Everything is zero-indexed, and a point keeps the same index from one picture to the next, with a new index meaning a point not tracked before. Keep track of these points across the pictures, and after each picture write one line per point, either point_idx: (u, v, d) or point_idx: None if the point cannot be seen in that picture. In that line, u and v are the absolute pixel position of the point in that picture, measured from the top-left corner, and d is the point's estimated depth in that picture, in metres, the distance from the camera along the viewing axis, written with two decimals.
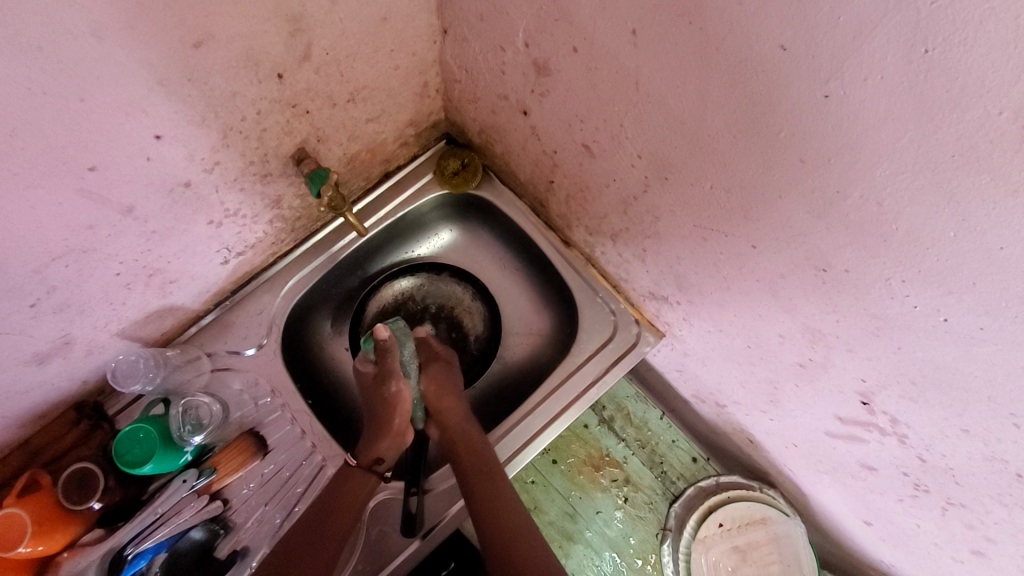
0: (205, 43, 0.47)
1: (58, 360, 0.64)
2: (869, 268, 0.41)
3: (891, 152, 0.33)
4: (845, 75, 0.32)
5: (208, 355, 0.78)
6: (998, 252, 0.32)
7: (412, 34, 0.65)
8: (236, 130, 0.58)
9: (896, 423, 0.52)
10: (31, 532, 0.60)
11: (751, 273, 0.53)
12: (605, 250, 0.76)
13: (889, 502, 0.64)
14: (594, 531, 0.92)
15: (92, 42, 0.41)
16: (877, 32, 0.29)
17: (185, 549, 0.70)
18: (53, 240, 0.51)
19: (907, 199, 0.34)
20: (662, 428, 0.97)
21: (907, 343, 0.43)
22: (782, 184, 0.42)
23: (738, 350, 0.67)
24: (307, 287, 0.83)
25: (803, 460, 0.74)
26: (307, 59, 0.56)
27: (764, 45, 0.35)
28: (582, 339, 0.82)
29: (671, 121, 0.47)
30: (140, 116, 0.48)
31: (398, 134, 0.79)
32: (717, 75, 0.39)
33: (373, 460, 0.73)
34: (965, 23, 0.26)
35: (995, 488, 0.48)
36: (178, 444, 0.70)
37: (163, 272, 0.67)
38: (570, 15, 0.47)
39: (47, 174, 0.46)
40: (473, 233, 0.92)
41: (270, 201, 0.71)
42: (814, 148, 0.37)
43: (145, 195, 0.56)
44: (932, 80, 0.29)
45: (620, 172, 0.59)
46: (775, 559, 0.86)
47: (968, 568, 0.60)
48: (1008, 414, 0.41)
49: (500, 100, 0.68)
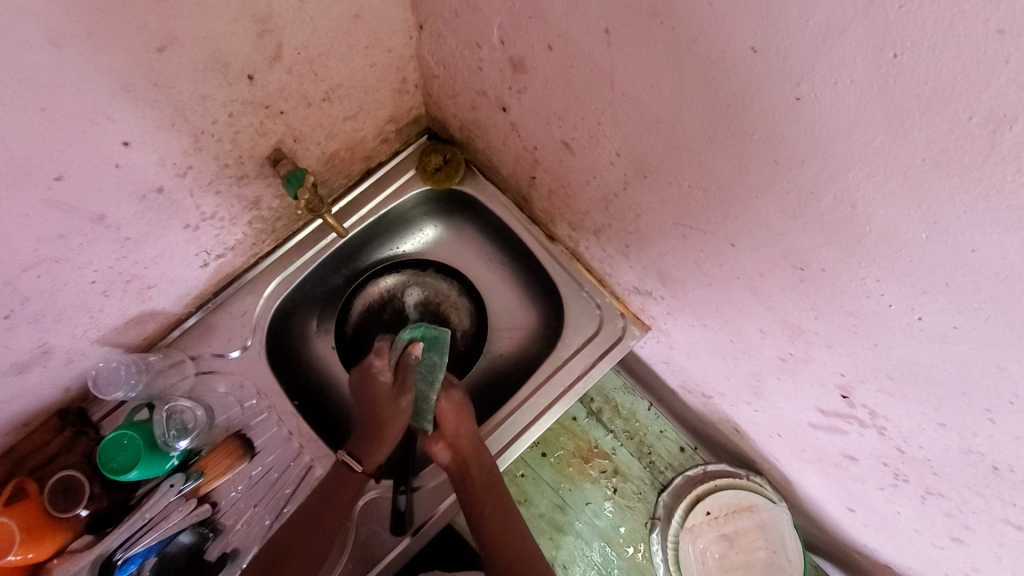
0: (169, 47, 0.46)
1: (37, 369, 0.63)
2: (845, 267, 0.40)
3: (863, 155, 0.33)
4: (816, 77, 0.32)
5: (192, 358, 0.78)
6: (970, 254, 0.32)
7: (387, 29, 0.63)
8: (207, 133, 0.56)
9: (875, 415, 0.52)
10: (20, 539, 0.61)
11: (732, 270, 0.53)
12: (589, 245, 0.76)
13: (871, 490, 0.65)
14: (584, 522, 0.93)
15: (48, 50, 0.39)
16: (846, 35, 0.29)
17: (175, 553, 0.70)
18: (23, 251, 0.50)
19: (879, 201, 0.34)
20: (650, 419, 0.97)
21: (883, 339, 0.43)
22: (758, 183, 0.41)
23: (722, 344, 0.67)
24: (292, 286, 0.83)
25: (787, 449, 0.75)
26: (278, 59, 0.55)
27: (735, 47, 0.34)
28: (567, 334, 0.81)
29: (646, 120, 0.46)
30: (105, 122, 0.47)
31: (378, 130, 0.78)
32: (691, 76, 0.39)
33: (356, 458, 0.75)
34: (933, 28, 0.25)
35: (972, 479, 0.49)
36: (163, 450, 0.70)
37: (141, 278, 0.66)
38: (543, 13, 0.46)
39: (12, 185, 0.45)
40: (457, 227, 0.91)
41: (248, 202, 0.70)
42: (789, 149, 0.37)
43: (116, 202, 0.55)
44: (901, 83, 0.28)
45: (600, 169, 0.58)
46: (761, 545, 0.87)
47: (948, 554, 0.61)
48: (984, 409, 0.41)
49: (479, 96, 0.67)
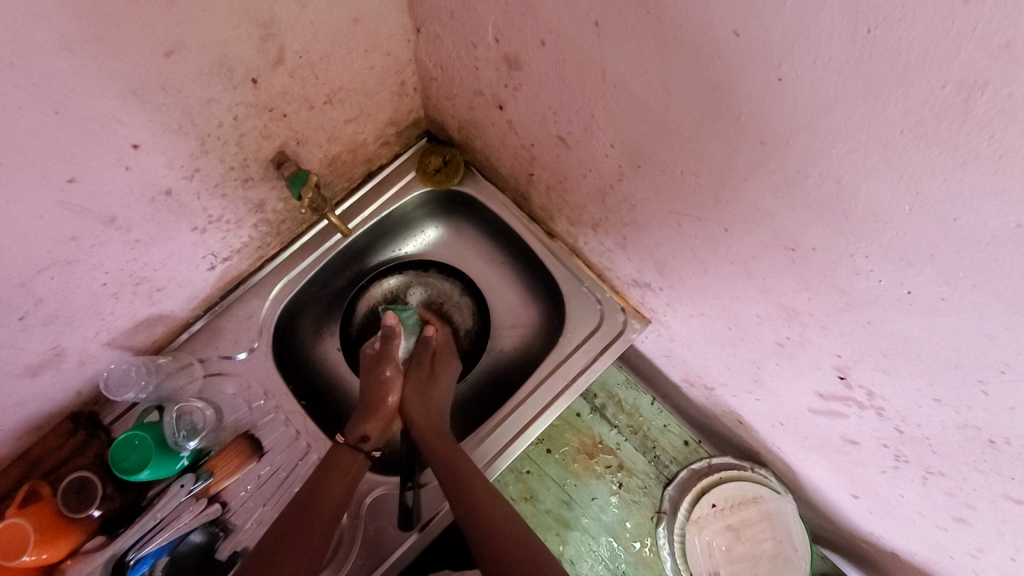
0: (177, 52, 0.48)
1: (49, 371, 0.65)
2: (835, 245, 0.42)
3: (845, 131, 0.34)
4: (796, 57, 0.33)
5: (200, 361, 0.79)
6: (952, 223, 0.33)
7: (385, 33, 0.65)
8: (213, 136, 0.58)
9: (873, 396, 0.53)
10: (34, 540, 0.62)
11: (726, 256, 0.54)
12: (587, 240, 0.77)
13: (872, 474, 0.65)
14: (590, 517, 0.93)
15: (63, 54, 0.41)
16: (822, 15, 0.30)
17: (186, 553, 0.70)
18: (38, 252, 0.52)
19: (863, 176, 0.35)
20: (653, 413, 0.98)
21: (875, 316, 0.44)
22: (747, 167, 0.43)
23: (721, 333, 0.68)
24: (296, 289, 0.84)
25: (790, 437, 0.75)
26: (281, 63, 0.57)
27: (719, 32, 0.36)
28: (569, 329, 0.82)
29: (638, 109, 0.48)
30: (116, 125, 0.49)
31: (378, 133, 0.80)
32: (679, 64, 0.40)
33: (361, 438, 0.74)
34: (903, 2, 0.27)
35: (970, 454, 0.49)
36: (174, 450, 0.71)
37: (150, 280, 0.68)
38: (536, 10, 0.48)
39: (28, 187, 0.47)
40: (457, 228, 0.93)
41: (253, 205, 0.72)
42: (774, 130, 0.38)
43: (126, 204, 0.56)
44: (876, 58, 0.29)
45: (596, 162, 0.59)
46: (767, 537, 0.87)
47: (952, 535, 0.62)
48: (976, 381, 0.42)
49: (476, 96, 0.69)
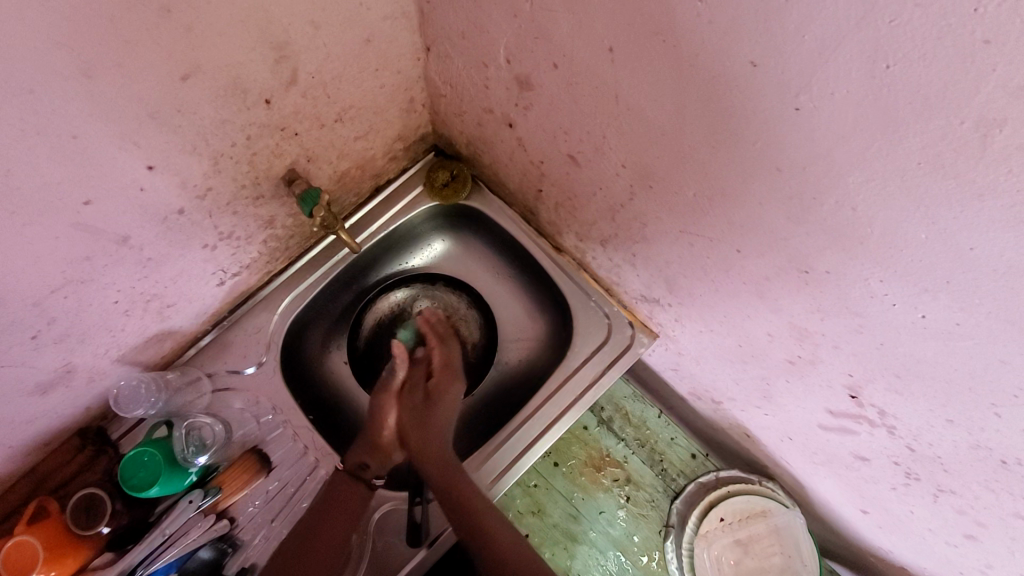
0: (193, 75, 0.48)
1: (60, 389, 0.65)
2: (848, 269, 0.42)
3: (862, 161, 0.34)
4: (813, 89, 0.33)
5: (208, 375, 0.79)
6: (968, 252, 0.33)
7: (396, 53, 0.65)
8: (226, 155, 0.58)
9: (885, 415, 0.53)
10: (43, 558, 0.62)
11: (738, 275, 0.54)
12: (595, 255, 0.77)
13: (883, 491, 0.65)
14: (598, 531, 0.93)
15: (82, 81, 0.42)
16: (841, 50, 0.30)
17: (194, 569, 0.70)
18: (52, 273, 0.52)
19: (879, 204, 0.35)
20: (660, 426, 0.98)
21: (889, 338, 0.44)
22: (760, 190, 0.43)
23: (730, 350, 0.68)
24: (305, 302, 0.84)
25: (800, 453, 0.75)
26: (293, 84, 0.57)
27: (736, 62, 0.36)
28: (577, 343, 0.82)
29: (651, 133, 0.48)
30: (131, 148, 0.49)
31: (387, 149, 0.80)
32: (695, 90, 0.40)
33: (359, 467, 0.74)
34: (923, 40, 0.27)
35: (982, 475, 0.49)
36: (182, 466, 0.71)
37: (160, 297, 0.68)
38: (549, 33, 0.48)
39: (44, 209, 0.47)
40: (464, 242, 0.93)
41: (263, 221, 0.72)
42: (789, 157, 0.38)
43: (139, 224, 0.57)
44: (894, 92, 0.30)
45: (606, 180, 0.60)
46: (777, 551, 0.88)
47: (962, 552, 0.62)
48: (989, 404, 0.42)
49: (486, 113, 0.69)
